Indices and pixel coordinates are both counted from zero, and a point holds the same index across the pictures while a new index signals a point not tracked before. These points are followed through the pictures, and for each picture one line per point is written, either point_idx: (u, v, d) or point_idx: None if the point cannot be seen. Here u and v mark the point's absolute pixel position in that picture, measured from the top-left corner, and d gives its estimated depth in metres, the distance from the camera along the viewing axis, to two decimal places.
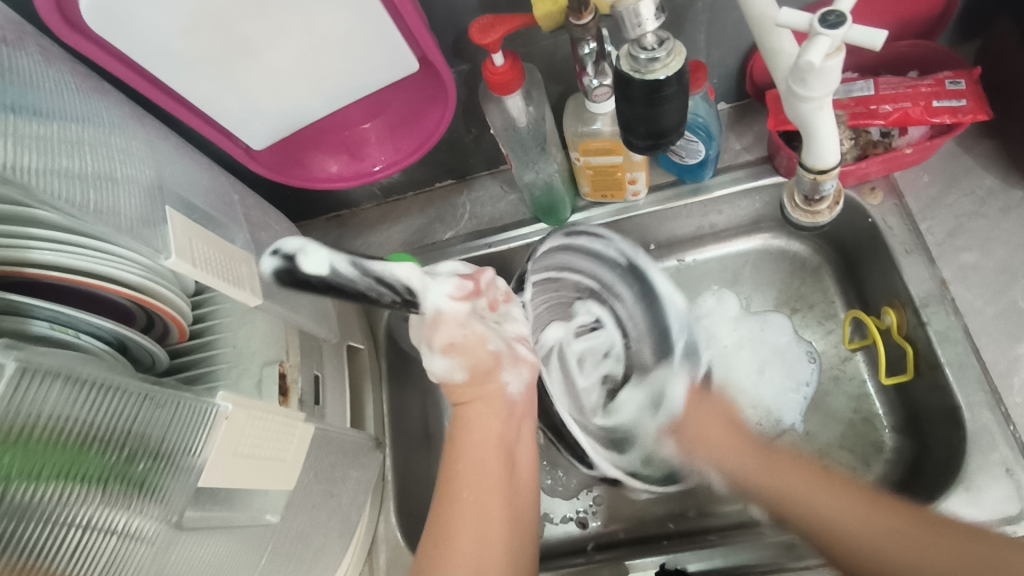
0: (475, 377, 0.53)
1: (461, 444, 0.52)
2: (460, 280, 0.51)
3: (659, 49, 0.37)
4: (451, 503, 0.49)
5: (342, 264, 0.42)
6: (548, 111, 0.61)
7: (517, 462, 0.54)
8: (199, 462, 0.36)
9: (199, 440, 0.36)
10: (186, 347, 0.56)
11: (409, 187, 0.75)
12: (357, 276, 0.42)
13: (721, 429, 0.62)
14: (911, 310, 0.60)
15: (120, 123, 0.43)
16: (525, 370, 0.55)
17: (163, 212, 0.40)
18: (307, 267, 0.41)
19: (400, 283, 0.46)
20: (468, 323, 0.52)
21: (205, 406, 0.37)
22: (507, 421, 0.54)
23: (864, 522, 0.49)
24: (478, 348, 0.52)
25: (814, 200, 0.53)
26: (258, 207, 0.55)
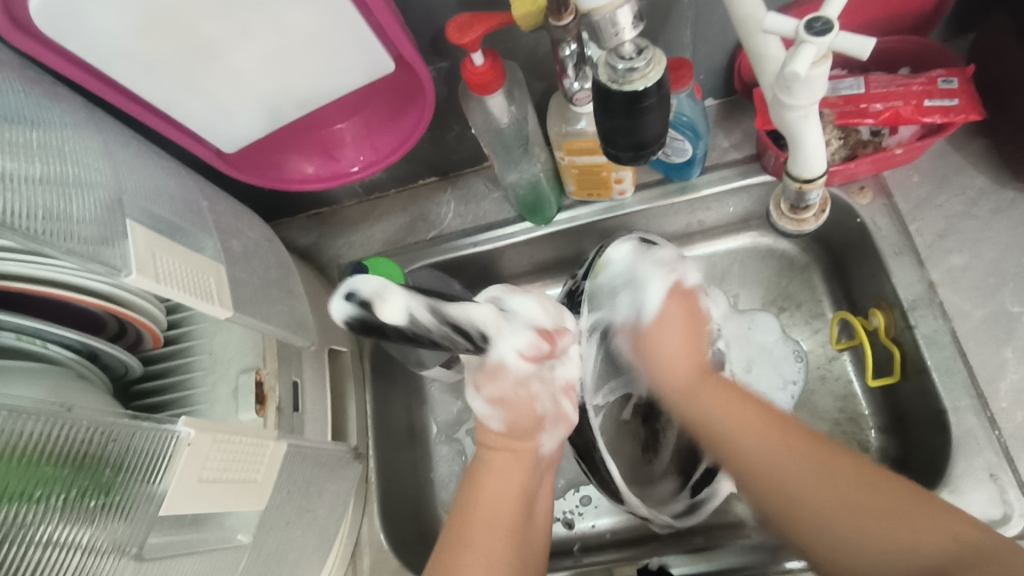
0: (513, 431, 0.54)
1: (477, 487, 0.52)
2: (534, 337, 0.51)
3: (638, 59, 0.36)
4: (463, 545, 0.48)
5: (420, 315, 0.39)
6: (531, 110, 0.59)
7: (535, 513, 0.53)
8: (160, 490, 0.35)
9: (158, 469, 0.35)
10: (161, 353, 0.55)
11: (391, 185, 0.74)
12: (432, 325, 0.40)
13: (681, 335, 0.58)
14: (898, 313, 0.60)
15: (78, 130, 0.42)
16: (563, 428, 0.55)
17: (123, 225, 0.38)
18: (384, 316, 0.38)
19: (473, 329, 0.44)
20: (525, 378, 0.52)
21: (165, 434, 0.36)
22: (532, 472, 0.54)
23: (814, 488, 0.45)
24: (524, 404, 0.53)
25: (799, 210, 0.54)
26: (230, 212, 0.54)
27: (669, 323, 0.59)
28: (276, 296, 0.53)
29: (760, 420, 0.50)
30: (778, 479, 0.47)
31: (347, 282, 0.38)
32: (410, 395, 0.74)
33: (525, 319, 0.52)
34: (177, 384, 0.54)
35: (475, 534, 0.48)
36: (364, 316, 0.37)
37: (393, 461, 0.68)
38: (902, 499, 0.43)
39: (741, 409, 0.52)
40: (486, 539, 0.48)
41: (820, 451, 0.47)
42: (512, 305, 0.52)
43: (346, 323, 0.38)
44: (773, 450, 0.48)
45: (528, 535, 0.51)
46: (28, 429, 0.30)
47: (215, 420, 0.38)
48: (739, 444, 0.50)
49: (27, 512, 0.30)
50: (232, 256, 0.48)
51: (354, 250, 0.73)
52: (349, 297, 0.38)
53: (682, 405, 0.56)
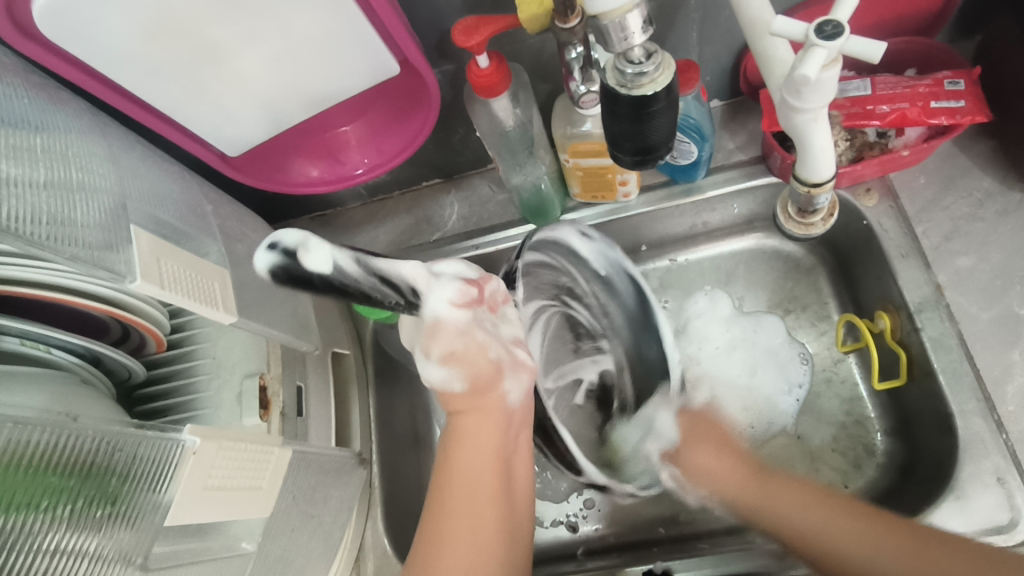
0: (473, 389, 0.51)
1: (452, 454, 0.50)
2: (462, 285, 0.49)
3: (646, 63, 0.36)
4: (443, 517, 0.48)
5: (346, 264, 0.41)
6: (535, 112, 0.59)
7: (515, 477, 0.52)
8: (166, 499, 0.35)
9: (164, 478, 0.35)
10: (164, 358, 0.54)
11: (394, 187, 0.73)
12: (360, 276, 0.41)
13: (711, 452, 0.58)
14: (905, 316, 0.59)
15: (81, 135, 0.41)
16: (524, 377, 0.53)
17: (128, 230, 0.38)
18: (309, 264, 0.39)
19: (404, 283, 0.45)
20: (467, 328, 0.50)
21: (170, 443, 0.35)
22: (505, 430, 0.52)
23: (892, 560, 0.44)
24: (477, 356, 0.50)
25: (808, 212, 0.53)
26: (233, 216, 0.53)
27: (698, 441, 0.59)
28: (280, 301, 0.53)
29: (816, 499, 0.50)
30: (853, 556, 0.46)
31: (272, 234, 0.40)
32: (413, 398, 0.73)
33: (452, 274, 0.50)
34: (181, 388, 0.54)
35: (454, 503, 0.48)
36: (288, 264, 0.39)
37: (396, 465, 0.67)
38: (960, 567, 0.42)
39: (795, 492, 0.52)
40: (468, 509, 0.48)
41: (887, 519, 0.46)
42: (440, 267, 0.50)
43: (269, 275, 0.40)
44: (835, 520, 0.48)
45: (510, 498, 0.50)
46: (35, 437, 0.30)
47: (221, 429, 0.38)
48: (801, 522, 0.49)
49: (33, 521, 0.30)
50: (236, 260, 0.48)
51: None
52: (274, 247, 0.40)
53: (733, 492, 0.55)
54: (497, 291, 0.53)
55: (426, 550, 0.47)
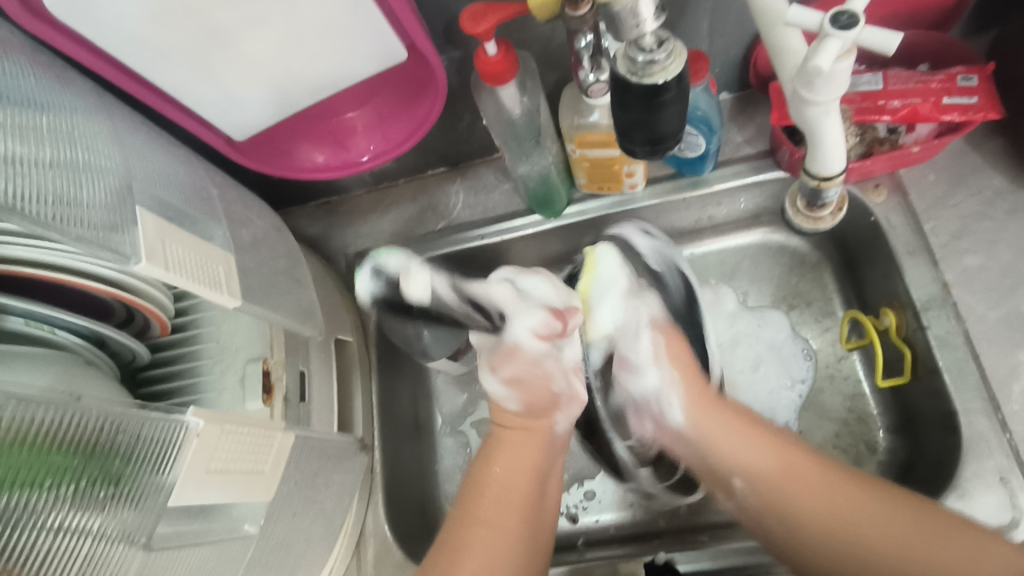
0: (530, 409, 0.52)
1: (490, 464, 0.51)
2: (547, 317, 0.51)
3: (657, 51, 0.35)
4: (474, 523, 0.48)
5: (443, 293, 0.44)
6: (543, 101, 0.59)
7: (548, 493, 0.53)
8: (169, 481, 0.35)
9: (167, 458, 0.35)
10: (169, 341, 0.55)
11: (400, 174, 0.73)
12: (454, 304, 0.45)
13: (685, 364, 0.56)
14: (911, 313, 0.59)
15: (87, 115, 0.41)
16: (577, 408, 0.54)
17: (133, 212, 0.38)
18: (410, 293, 0.42)
19: (492, 308, 0.49)
20: (539, 358, 0.52)
21: (174, 424, 0.35)
22: (546, 453, 0.53)
23: (867, 527, 0.45)
24: (541, 384, 0.52)
25: (817, 208, 0.53)
26: (239, 200, 0.53)
27: (677, 359, 0.56)
28: (285, 287, 0.53)
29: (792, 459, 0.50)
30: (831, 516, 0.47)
31: (375, 259, 0.45)
32: (415, 386, 0.74)
33: (538, 299, 0.52)
34: (185, 369, 0.54)
35: (486, 511, 0.48)
36: (393, 290, 0.43)
37: (399, 453, 0.68)
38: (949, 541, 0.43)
39: (774, 449, 0.51)
40: (501, 517, 0.48)
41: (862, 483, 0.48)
42: (527, 284, 0.53)
43: (369, 299, 0.45)
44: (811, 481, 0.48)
45: (542, 508, 0.51)
46: (38, 418, 0.30)
47: (222, 411, 0.38)
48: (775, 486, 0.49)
49: (37, 499, 0.30)
50: (241, 245, 0.48)
51: (361, 240, 0.73)
52: (378, 273, 0.44)
53: (707, 426, 0.54)
54: (578, 322, 0.53)
55: (448, 553, 0.47)
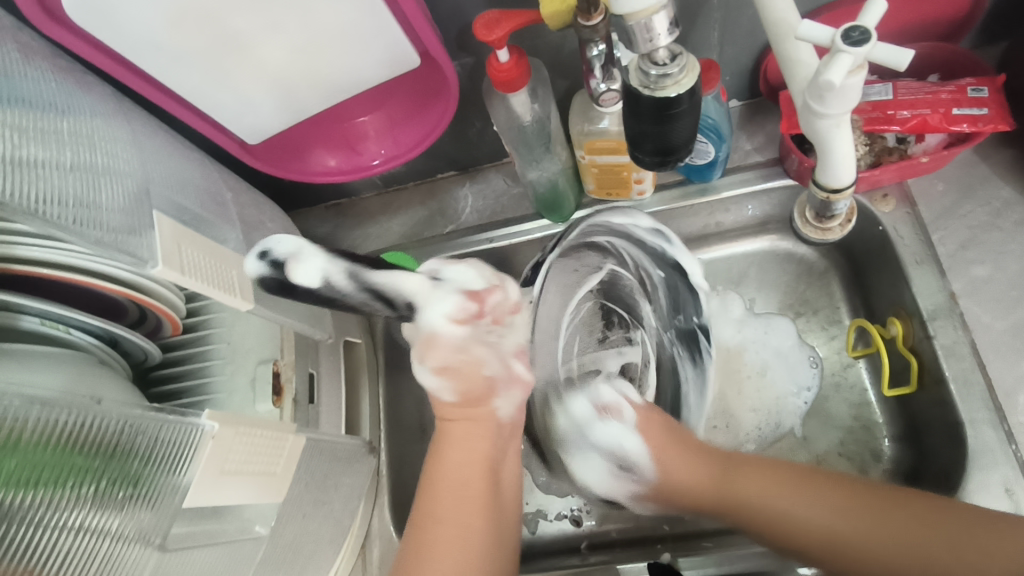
0: (466, 400, 0.49)
1: (439, 462, 0.49)
2: (463, 300, 0.46)
3: (671, 65, 0.36)
4: (434, 523, 0.47)
5: (336, 278, 0.38)
6: (554, 108, 0.59)
7: (503, 484, 0.51)
8: (185, 481, 0.35)
9: (184, 460, 0.35)
10: (178, 341, 0.56)
11: (410, 177, 0.74)
12: (350, 291, 0.39)
13: (680, 462, 0.55)
14: (917, 323, 0.59)
15: (107, 120, 0.42)
16: (518, 392, 0.51)
17: (150, 216, 0.38)
18: (297, 278, 0.38)
19: (401, 299, 0.42)
20: (464, 345, 0.47)
21: (190, 427, 0.36)
22: (494, 440, 0.51)
23: (841, 538, 0.48)
24: (473, 372, 0.48)
25: (826, 218, 0.54)
26: (252, 203, 0.54)
27: (658, 446, 0.56)
28: None
29: (790, 478, 0.51)
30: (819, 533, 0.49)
31: (263, 242, 0.39)
32: None
33: (459, 284, 0.47)
34: (194, 368, 0.55)
35: (443, 508, 0.47)
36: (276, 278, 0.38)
37: (406, 454, 0.69)
38: (939, 528, 0.45)
39: (724, 474, 0.54)
40: (459, 511, 0.47)
41: (870, 495, 0.48)
42: (448, 274, 0.47)
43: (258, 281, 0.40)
44: (820, 507, 0.49)
45: (497, 496, 0.50)
46: (63, 418, 0.31)
47: (238, 415, 0.39)
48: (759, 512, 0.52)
49: (60, 497, 0.31)
50: (255, 248, 0.48)
51: (371, 242, 0.74)
52: (267, 259, 0.38)
53: (733, 487, 0.53)
54: (503, 302, 0.49)
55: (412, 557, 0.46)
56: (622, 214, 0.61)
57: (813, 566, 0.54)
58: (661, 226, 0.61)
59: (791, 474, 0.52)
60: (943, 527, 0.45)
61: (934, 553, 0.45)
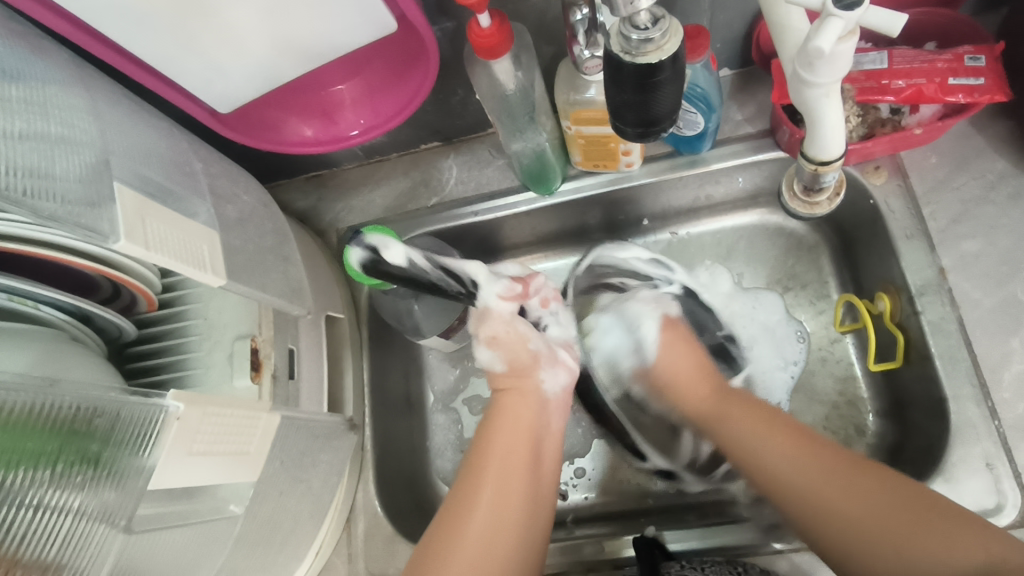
0: (514, 370, 0.57)
1: (490, 431, 0.54)
2: (509, 283, 0.57)
3: (653, 29, 0.34)
4: (477, 484, 0.51)
5: (417, 260, 0.52)
6: (538, 76, 0.57)
7: (544, 457, 0.55)
8: (149, 463, 0.34)
9: (147, 441, 0.34)
10: (155, 316, 0.55)
11: (393, 148, 0.73)
12: (428, 268, 0.52)
13: (692, 366, 0.61)
14: (905, 298, 0.59)
15: (63, 86, 0.40)
16: (562, 372, 0.59)
17: (111, 189, 0.37)
18: (388, 257, 0.50)
19: (466, 277, 0.55)
20: (513, 319, 0.57)
21: (154, 409, 0.35)
22: (539, 414, 0.56)
23: (829, 495, 0.48)
24: (519, 344, 0.57)
25: (813, 190, 0.52)
26: (225, 175, 0.52)
27: (675, 347, 0.62)
28: (272, 265, 0.52)
29: (802, 443, 0.51)
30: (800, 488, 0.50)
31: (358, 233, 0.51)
32: (407, 363, 0.75)
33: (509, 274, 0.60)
34: (173, 346, 0.54)
35: (489, 471, 0.51)
36: (373, 258, 0.50)
37: (390, 428, 0.69)
38: (926, 522, 0.44)
39: (741, 418, 0.55)
40: (502, 489, 0.51)
41: (860, 473, 0.48)
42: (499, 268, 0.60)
43: (359, 266, 0.51)
44: (804, 466, 0.50)
45: (539, 473, 0.54)
46: (11, 403, 0.30)
47: (207, 394, 0.38)
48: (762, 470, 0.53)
49: (13, 482, 0.30)
50: (227, 222, 0.47)
51: (353, 215, 0.73)
52: (365, 245, 0.51)
53: (724, 426, 0.56)
54: (546, 287, 0.60)
55: (451, 524, 0.49)
56: (621, 251, 0.70)
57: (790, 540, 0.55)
58: (658, 257, 0.70)
59: (790, 425, 0.53)
60: (931, 525, 0.44)
61: (917, 540, 0.44)
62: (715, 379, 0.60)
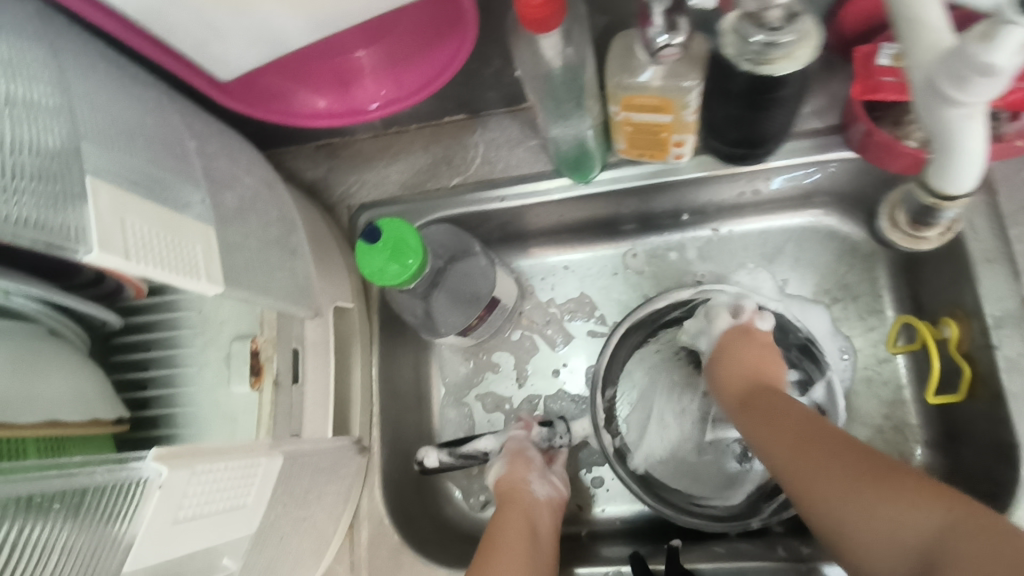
0: (506, 479, 0.59)
1: (491, 531, 0.55)
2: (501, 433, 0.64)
3: (781, 32, 0.39)
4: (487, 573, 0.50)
5: (446, 456, 0.62)
6: (588, 53, 0.49)
7: (543, 543, 0.55)
8: (126, 535, 0.30)
9: (121, 513, 0.29)
10: (145, 304, 0.49)
11: (413, 119, 0.65)
12: (456, 459, 0.62)
13: (741, 367, 0.55)
14: (978, 326, 0.53)
15: (23, 50, 0.33)
16: (552, 488, 0.60)
17: (82, 183, 0.30)
18: (429, 463, 0.61)
19: (485, 451, 0.63)
20: (522, 446, 0.62)
21: (129, 477, 0.30)
22: (533, 511, 0.57)
23: (813, 468, 0.44)
24: (519, 463, 0.60)
25: (920, 226, 0.52)
26: (224, 154, 0.45)
27: (734, 359, 0.56)
28: (278, 261, 0.45)
29: (806, 427, 0.46)
30: (802, 473, 0.44)
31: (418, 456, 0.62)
32: (417, 354, 0.71)
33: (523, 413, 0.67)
34: (167, 338, 0.49)
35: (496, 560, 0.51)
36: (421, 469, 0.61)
37: (399, 426, 0.65)
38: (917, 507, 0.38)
39: (763, 403, 0.51)
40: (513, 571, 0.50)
41: (853, 461, 0.42)
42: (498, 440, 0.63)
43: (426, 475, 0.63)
44: (791, 446, 0.46)
45: (541, 552, 0.54)
46: None
47: (195, 448, 0.32)
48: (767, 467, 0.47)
49: None
50: (226, 213, 0.41)
51: (366, 191, 0.66)
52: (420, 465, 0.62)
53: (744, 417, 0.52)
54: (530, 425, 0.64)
55: None
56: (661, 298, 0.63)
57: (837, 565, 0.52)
58: (702, 287, 0.63)
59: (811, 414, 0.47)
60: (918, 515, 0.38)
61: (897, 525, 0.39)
62: (773, 375, 0.54)
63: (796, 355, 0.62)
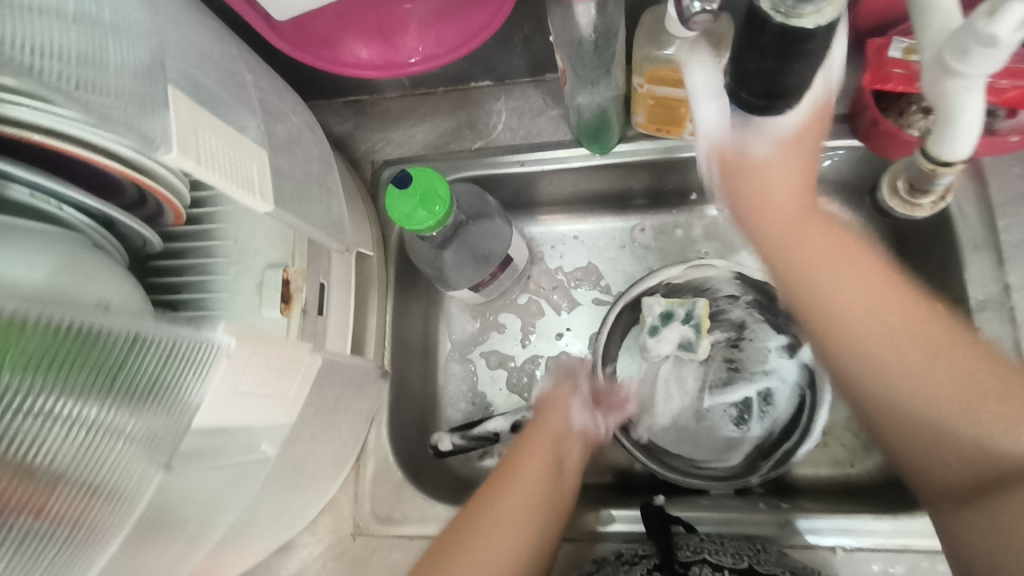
0: (548, 408, 0.60)
1: (517, 457, 0.55)
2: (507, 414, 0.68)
3: None
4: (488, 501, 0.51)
5: (456, 439, 0.66)
6: (620, 23, 0.52)
7: (564, 477, 0.56)
8: (195, 400, 0.33)
9: (197, 375, 0.33)
10: (182, 233, 0.50)
11: (441, 81, 0.68)
12: (467, 441, 0.66)
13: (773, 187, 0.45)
14: (962, 310, 0.56)
15: None
16: (592, 420, 0.62)
17: (163, 91, 0.33)
18: (442, 447, 0.66)
19: (493, 432, 0.66)
20: (569, 375, 0.64)
21: (207, 343, 0.33)
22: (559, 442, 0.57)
23: (890, 361, 0.41)
24: (562, 395, 0.61)
25: (917, 193, 0.56)
26: (274, 91, 0.48)
27: (795, 150, 0.45)
28: (317, 195, 0.48)
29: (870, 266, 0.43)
30: (881, 362, 0.42)
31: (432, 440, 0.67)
32: (427, 308, 0.74)
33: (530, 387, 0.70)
34: (200, 265, 0.51)
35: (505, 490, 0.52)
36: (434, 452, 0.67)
37: (407, 373, 0.68)
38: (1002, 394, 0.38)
39: (819, 225, 0.45)
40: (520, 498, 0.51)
41: (944, 350, 0.40)
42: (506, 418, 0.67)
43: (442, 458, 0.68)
44: (873, 319, 0.42)
45: (557, 488, 0.54)
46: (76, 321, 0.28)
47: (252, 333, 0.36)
48: (848, 317, 0.42)
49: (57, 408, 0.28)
50: (276, 142, 0.43)
51: (391, 148, 0.69)
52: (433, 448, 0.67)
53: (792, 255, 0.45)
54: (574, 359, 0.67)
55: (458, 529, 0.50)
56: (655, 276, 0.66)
57: (811, 521, 0.55)
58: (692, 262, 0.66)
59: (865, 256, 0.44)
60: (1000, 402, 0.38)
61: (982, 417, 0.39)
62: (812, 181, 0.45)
63: (782, 321, 0.67)
